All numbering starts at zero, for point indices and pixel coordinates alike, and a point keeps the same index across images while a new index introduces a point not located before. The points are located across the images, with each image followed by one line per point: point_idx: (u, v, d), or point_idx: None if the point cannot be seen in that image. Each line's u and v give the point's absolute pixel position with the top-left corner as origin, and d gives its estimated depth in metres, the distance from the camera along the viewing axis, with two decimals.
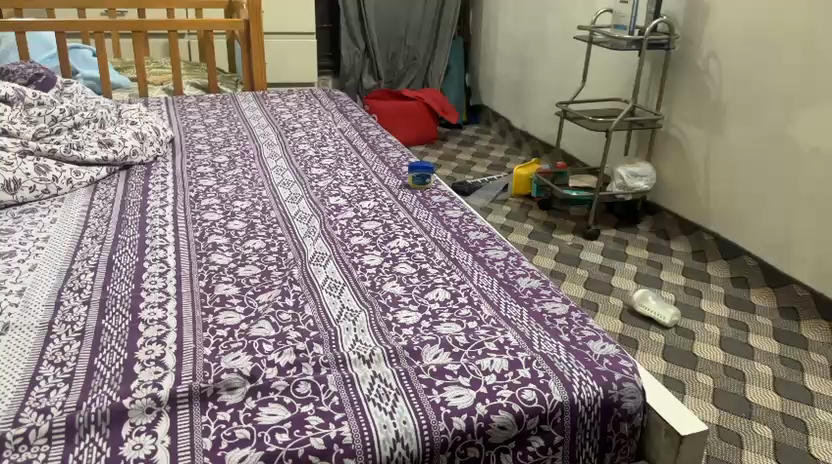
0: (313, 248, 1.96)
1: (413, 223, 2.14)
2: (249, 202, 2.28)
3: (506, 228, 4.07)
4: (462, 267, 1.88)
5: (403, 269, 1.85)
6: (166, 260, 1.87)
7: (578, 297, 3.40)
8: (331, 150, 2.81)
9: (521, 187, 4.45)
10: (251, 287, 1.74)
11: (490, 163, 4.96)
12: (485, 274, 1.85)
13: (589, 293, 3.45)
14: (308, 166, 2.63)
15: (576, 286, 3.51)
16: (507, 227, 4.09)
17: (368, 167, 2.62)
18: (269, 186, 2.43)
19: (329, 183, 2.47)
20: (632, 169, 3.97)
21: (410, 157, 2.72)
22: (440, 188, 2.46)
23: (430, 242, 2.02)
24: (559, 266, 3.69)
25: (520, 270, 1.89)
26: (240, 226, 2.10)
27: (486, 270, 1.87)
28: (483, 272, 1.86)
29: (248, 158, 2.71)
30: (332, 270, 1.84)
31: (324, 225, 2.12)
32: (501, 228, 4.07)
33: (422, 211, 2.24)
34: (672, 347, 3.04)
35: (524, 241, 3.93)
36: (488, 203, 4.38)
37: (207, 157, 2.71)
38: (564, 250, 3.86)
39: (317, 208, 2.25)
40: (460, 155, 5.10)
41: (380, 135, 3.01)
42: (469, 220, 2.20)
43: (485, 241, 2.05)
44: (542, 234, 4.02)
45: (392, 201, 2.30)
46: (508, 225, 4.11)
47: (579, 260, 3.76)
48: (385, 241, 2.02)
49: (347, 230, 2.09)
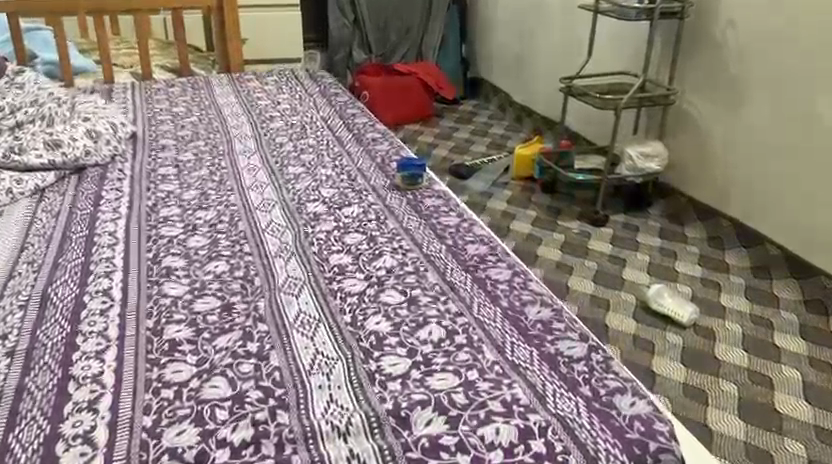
0: (284, 273, 1.69)
1: (401, 236, 1.85)
2: (214, 212, 2.00)
3: (507, 216, 3.76)
4: (458, 294, 1.61)
5: (388, 298, 1.58)
6: (110, 292, 1.60)
7: (587, 294, 3.10)
8: (310, 142, 2.51)
9: (522, 169, 4.14)
10: (208, 327, 1.47)
11: (489, 142, 4.64)
12: (487, 302, 1.58)
13: (599, 288, 3.15)
14: (284, 164, 2.33)
15: (583, 281, 3.21)
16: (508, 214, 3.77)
17: (352, 164, 2.32)
18: (238, 190, 2.14)
19: (307, 184, 2.17)
20: (642, 149, 3.65)
21: (400, 151, 2.43)
22: (435, 187, 2.17)
23: (421, 259, 1.74)
24: (565, 258, 3.38)
25: (526, 294, 1.62)
26: (202, 243, 1.83)
27: (487, 296, 1.61)
28: (484, 300, 1.59)
29: (217, 155, 2.41)
30: (304, 303, 1.58)
31: (298, 242, 1.84)
32: (501, 215, 3.77)
33: (413, 218, 1.96)
34: (691, 350, 2.78)
35: (527, 229, 3.64)
36: (487, 187, 4.06)
37: (170, 155, 2.41)
38: (569, 239, 3.55)
39: (292, 218, 1.97)
40: (456, 133, 4.77)
41: (367, 122, 2.71)
42: (468, 227, 1.92)
43: (485, 256, 1.78)
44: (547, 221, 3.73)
45: (378, 207, 2.01)
46: (509, 212, 3.80)
47: (585, 250, 3.45)
48: (368, 260, 1.73)
49: (324, 246, 1.81)
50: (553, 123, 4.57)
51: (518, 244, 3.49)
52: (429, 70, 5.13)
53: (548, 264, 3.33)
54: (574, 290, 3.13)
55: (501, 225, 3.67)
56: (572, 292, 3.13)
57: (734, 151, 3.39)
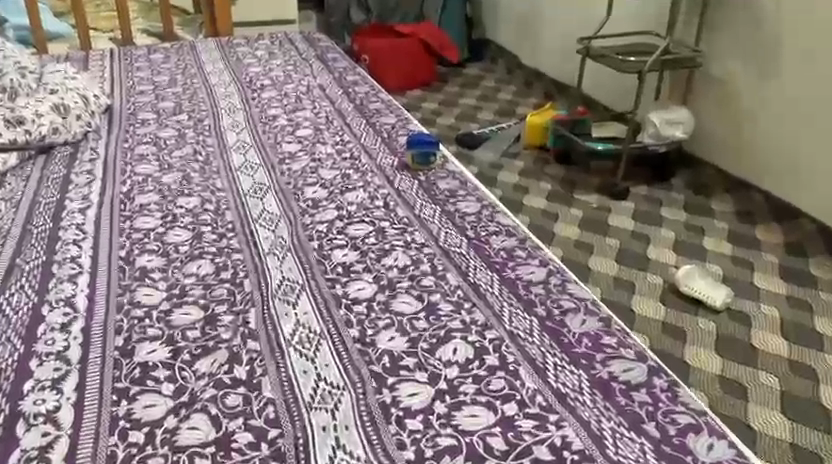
0: (276, 275, 1.41)
1: (413, 228, 1.58)
2: (197, 198, 1.73)
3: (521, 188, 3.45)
4: (485, 302, 1.34)
5: (401, 308, 1.31)
6: (74, 302, 1.35)
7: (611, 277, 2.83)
8: (306, 115, 2.23)
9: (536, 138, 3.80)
10: (188, 346, 1.23)
11: (497, 107, 4.30)
12: (520, 310, 1.32)
13: (623, 269, 2.89)
14: (277, 140, 2.05)
15: (606, 262, 2.94)
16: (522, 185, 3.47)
17: (354, 140, 2.05)
18: (225, 172, 1.86)
19: (303, 164, 1.90)
20: (666, 114, 3.37)
21: (408, 125, 2.15)
22: (449, 167, 1.91)
23: (440, 256, 1.47)
24: (585, 236, 3.10)
25: (565, 299, 1.35)
26: (183, 237, 1.57)
27: (520, 302, 1.34)
28: (516, 307, 1.33)
29: (201, 130, 2.14)
30: (299, 312, 1.31)
31: (294, 235, 1.56)
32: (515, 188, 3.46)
33: (426, 205, 1.69)
34: (726, 338, 2.55)
35: (543, 203, 3.34)
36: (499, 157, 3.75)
37: (149, 132, 2.14)
38: (589, 214, 3.26)
39: (287, 205, 1.69)
40: (462, 99, 4.43)
41: (369, 92, 2.43)
42: (490, 215, 1.65)
43: (514, 249, 1.51)
44: (564, 193, 3.43)
45: (385, 192, 1.74)
46: (524, 184, 3.49)
47: (606, 226, 3.17)
48: (376, 259, 1.46)
49: (324, 240, 1.54)
50: (565, 88, 4.25)
51: (534, 220, 3.21)
52: (432, 31, 4.75)
53: (567, 244, 3.04)
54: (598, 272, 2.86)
55: (515, 199, 3.38)
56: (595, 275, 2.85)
57: (768, 113, 3.12)
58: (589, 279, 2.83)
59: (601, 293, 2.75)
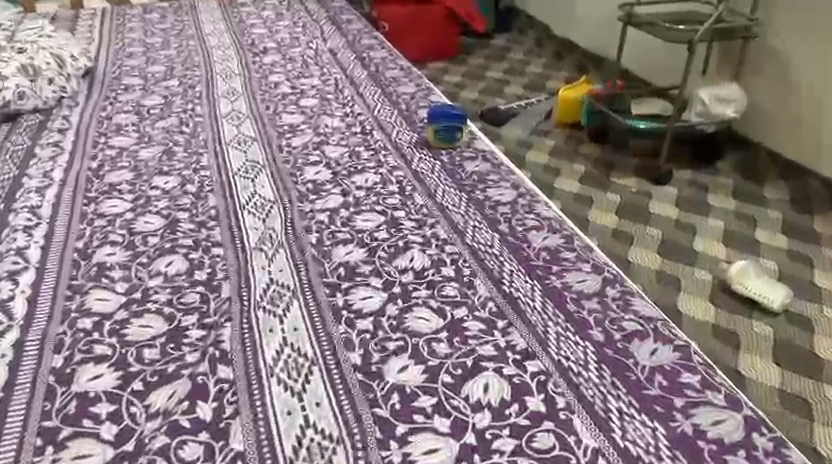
0: (263, 277, 1.12)
1: (433, 220, 1.29)
2: (176, 179, 1.44)
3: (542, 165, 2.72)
4: (524, 323, 1.03)
5: (415, 326, 1.02)
6: (9, 308, 1.08)
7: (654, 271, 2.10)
8: (313, 83, 1.94)
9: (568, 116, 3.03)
10: (143, 371, 0.96)
11: (524, 82, 3.79)
12: (570, 333, 1.01)
13: (659, 263, 2.14)
14: (278, 110, 1.76)
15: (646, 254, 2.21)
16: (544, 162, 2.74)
17: (367, 113, 1.75)
18: (214, 145, 1.58)
19: (305, 139, 1.61)
20: (714, 89, 2.56)
21: (430, 96, 1.85)
22: (477, 144, 1.61)
23: (467, 258, 1.18)
24: (619, 222, 2.36)
25: (626, 319, 1.04)
26: (155, 226, 1.29)
27: (569, 323, 1.03)
28: (565, 330, 1.02)
29: (191, 97, 1.85)
30: (287, 329, 1.02)
31: (288, 226, 1.27)
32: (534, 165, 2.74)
33: (450, 191, 1.40)
34: (784, 345, 1.82)
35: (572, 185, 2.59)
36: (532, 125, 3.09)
37: (132, 99, 1.86)
38: (623, 196, 2.51)
39: (283, 188, 1.40)
40: (488, 73, 3.92)
41: (386, 58, 2.12)
42: (527, 208, 1.34)
43: (559, 248, 1.21)
44: (591, 173, 2.67)
45: (399, 176, 1.45)
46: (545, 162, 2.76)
47: (645, 212, 2.41)
48: (386, 261, 1.18)
49: (325, 233, 1.25)
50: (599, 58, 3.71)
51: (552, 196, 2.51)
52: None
53: (593, 228, 2.33)
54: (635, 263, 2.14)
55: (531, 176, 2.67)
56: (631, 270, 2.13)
57: None
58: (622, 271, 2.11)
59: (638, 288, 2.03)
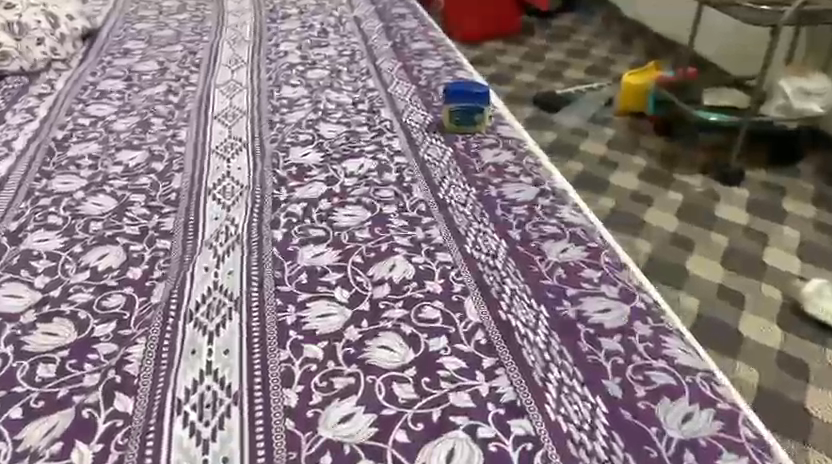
0: (204, 281, 0.91)
1: (429, 219, 1.06)
2: (144, 154, 1.25)
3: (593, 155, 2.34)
4: (518, 364, 0.80)
5: (376, 359, 0.80)
6: None
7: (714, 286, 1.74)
8: (328, 53, 1.71)
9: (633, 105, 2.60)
10: (28, 394, 0.77)
11: (587, 66, 3.01)
12: (577, 385, 0.78)
13: (723, 277, 1.77)
14: (280, 81, 1.55)
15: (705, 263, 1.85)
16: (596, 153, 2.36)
17: (380, 88, 1.52)
18: (198, 118, 1.38)
19: (301, 115, 1.39)
20: (801, 81, 2.16)
21: (456, 72, 1.60)
22: (501, 130, 1.36)
23: (461, 270, 0.95)
24: (677, 225, 2.00)
25: (654, 369, 0.81)
26: (104, 208, 1.10)
27: (579, 369, 0.80)
28: (572, 377, 0.79)
29: (188, 64, 1.65)
30: (215, 350, 0.81)
31: (253, 216, 1.06)
32: (584, 154, 2.36)
33: (456, 185, 1.16)
34: None
35: (630, 182, 2.22)
36: (592, 111, 2.64)
37: (127, 64, 1.68)
38: (683, 195, 2.14)
39: (259, 171, 1.18)
40: (548, 54, 3.11)
41: (415, 29, 1.86)
42: (550, 211, 1.09)
43: (580, 265, 0.97)
44: (653, 168, 2.30)
45: (400, 163, 1.22)
46: (600, 152, 2.38)
47: (708, 215, 2.05)
48: (360, 269, 0.95)
49: (295, 229, 1.03)
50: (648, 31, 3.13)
51: (600, 192, 2.15)
52: None
53: (645, 229, 1.97)
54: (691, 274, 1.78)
55: (580, 165, 2.30)
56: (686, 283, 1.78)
57: None
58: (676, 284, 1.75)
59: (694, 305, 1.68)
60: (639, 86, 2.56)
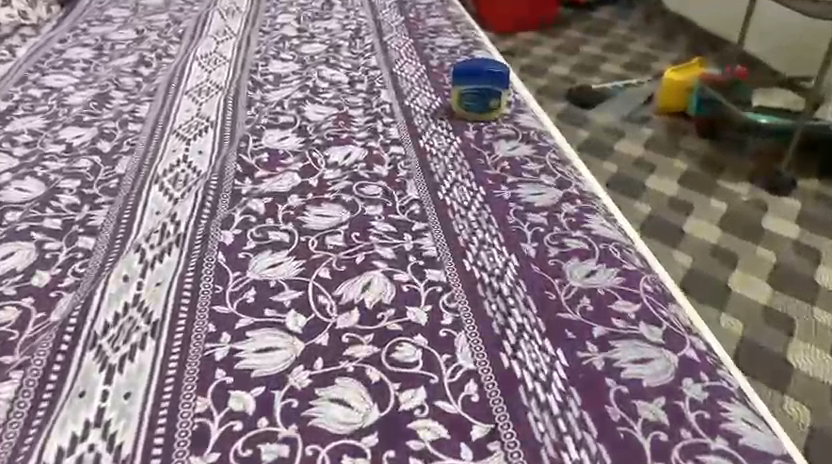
0: (121, 296, 0.72)
1: (422, 225, 0.85)
2: (93, 132, 1.06)
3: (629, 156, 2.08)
4: (521, 436, 0.61)
5: (325, 419, 0.60)
6: None
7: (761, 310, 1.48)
8: (329, 27, 1.49)
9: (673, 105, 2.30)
10: None
11: (626, 61, 2.67)
12: None
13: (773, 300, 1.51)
14: (269, 55, 1.34)
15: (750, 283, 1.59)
16: (632, 154, 2.10)
17: (383, 67, 1.30)
18: (165, 93, 1.18)
19: (284, 95, 1.18)
20: None
21: (475, 52, 1.37)
22: (523, 117, 1.13)
23: (455, 294, 0.75)
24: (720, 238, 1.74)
25: (710, 453, 0.60)
26: (27, 195, 0.90)
27: (604, 448, 0.60)
28: (594, 461, 0.59)
29: (169, 34, 1.45)
30: (110, 397, 0.62)
31: (202, 212, 0.85)
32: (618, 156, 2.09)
33: (460, 182, 0.94)
34: None
35: (667, 187, 1.96)
36: (632, 108, 2.33)
37: (102, 31, 1.47)
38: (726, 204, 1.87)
39: (222, 158, 0.98)
40: (584, 47, 2.77)
41: (433, 3, 1.63)
42: (576, 221, 0.87)
43: (610, 295, 0.76)
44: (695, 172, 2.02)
45: (395, 153, 1.00)
46: (636, 155, 2.11)
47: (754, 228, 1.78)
48: (325, 286, 0.74)
49: (252, 230, 0.82)
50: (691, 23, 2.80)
51: (633, 197, 1.89)
52: None
53: (682, 242, 1.71)
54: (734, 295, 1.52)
55: (612, 167, 2.04)
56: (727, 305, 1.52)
57: None
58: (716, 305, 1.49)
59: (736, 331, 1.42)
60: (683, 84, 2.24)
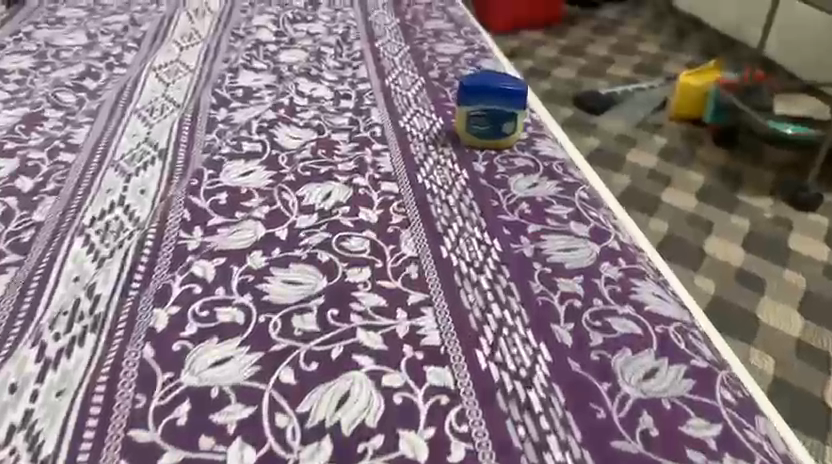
0: (9, 412, 0.53)
1: (422, 296, 0.65)
2: (12, 165, 0.85)
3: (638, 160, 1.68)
4: None
5: None
6: None
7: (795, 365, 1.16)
8: (312, 31, 1.29)
9: (683, 109, 1.86)
10: None
11: (637, 63, 2.15)
12: None
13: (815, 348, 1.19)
14: (238, 64, 1.14)
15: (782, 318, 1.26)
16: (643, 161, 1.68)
17: (374, 79, 1.10)
18: (109, 112, 0.98)
19: (253, 115, 0.97)
20: None
21: (481, 61, 1.18)
22: (542, 141, 0.93)
23: (466, 410, 0.53)
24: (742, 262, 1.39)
25: None
26: None
27: None
28: None
29: (126, 39, 1.25)
30: None
31: (134, 280, 0.66)
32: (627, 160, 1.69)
33: (469, 233, 0.74)
34: None
35: (680, 198, 1.57)
36: (643, 114, 1.88)
37: (48, 35, 1.26)
38: (747, 220, 1.51)
39: (167, 198, 0.78)
40: (590, 48, 2.24)
41: (433, 4, 1.43)
42: (622, 289, 0.66)
43: (679, 412, 0.54)
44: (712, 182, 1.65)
45: (386, 192, 0.81)
46: (649, 163, 1.69)
47: (780, 249, 1.43)
48: (286, 397, 0.54)
49: (196, 307, 0.62)
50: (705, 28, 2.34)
51: (641, 207, 1.53)
52: None
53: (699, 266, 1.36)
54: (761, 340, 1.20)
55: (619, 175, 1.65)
56: (752, 351, 1.18)
57: None
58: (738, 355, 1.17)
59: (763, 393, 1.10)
60: (699, 85, 1.82)
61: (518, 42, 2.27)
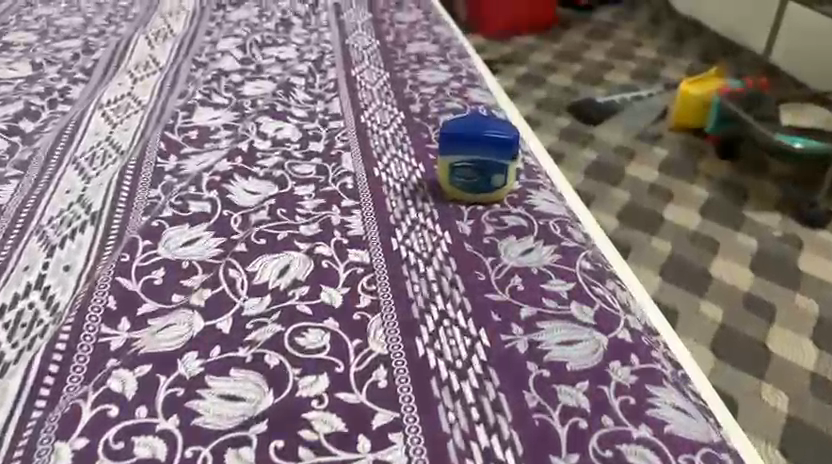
0: None
1: (391, 415, 0.53)
2: None
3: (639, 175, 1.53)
4: None
5: None
6: None
7: (807, 410, 1.03)
8: (283, 56, 1.17)
9: (685, 120, 1.70)
10: None
11: (635, 69, 2.00)
12: None
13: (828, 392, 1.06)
14: (196, 99, 1.01)
15: (793, 352, 1.12)
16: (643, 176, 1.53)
17: (348, 115, 0.98)
18: (42, 163, 0.86)
19: (205, 165, 0.84)
20: None
21: (469, 92, 1.06)
22: (538, 191, 0.81)
23: None
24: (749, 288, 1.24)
25: None
26: None
27: None
28: None
29: (74, 70, 1.12)
30: None
31: (39, 399, 0.54)
32: (626, 174, 1.54)
33: (450, 319, 0.62)
34: None
35: (683, 215, 1.42)
36: (644, 123, 1.73)
37: None
38: (754, 238, 1.37)
39: (92, 279, 0.66)
40: (586, 53, 2.09)
41: (417, 23, 1.31)
42: (635, 400, 0.55)
43: None
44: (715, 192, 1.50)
45: (353, 263, 0.69)
46: (650, 177, 1.54)
47: (790, 272, 1.29)
48: None
49: (109, 437, 0.51)
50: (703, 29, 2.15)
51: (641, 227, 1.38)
52: None
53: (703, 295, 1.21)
54: (769, 381, 1.07)
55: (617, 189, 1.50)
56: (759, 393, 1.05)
57: None
58: (742, 399, 1.04)
59: (771, 444, 0.98)
60: (701, 95, 1.66)
61: (511, 49, 2.10)
